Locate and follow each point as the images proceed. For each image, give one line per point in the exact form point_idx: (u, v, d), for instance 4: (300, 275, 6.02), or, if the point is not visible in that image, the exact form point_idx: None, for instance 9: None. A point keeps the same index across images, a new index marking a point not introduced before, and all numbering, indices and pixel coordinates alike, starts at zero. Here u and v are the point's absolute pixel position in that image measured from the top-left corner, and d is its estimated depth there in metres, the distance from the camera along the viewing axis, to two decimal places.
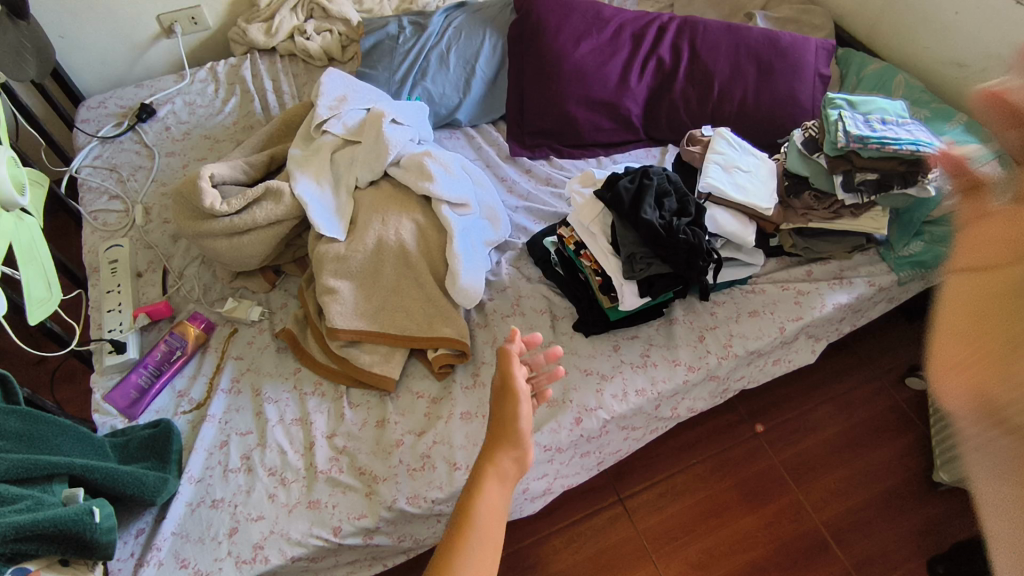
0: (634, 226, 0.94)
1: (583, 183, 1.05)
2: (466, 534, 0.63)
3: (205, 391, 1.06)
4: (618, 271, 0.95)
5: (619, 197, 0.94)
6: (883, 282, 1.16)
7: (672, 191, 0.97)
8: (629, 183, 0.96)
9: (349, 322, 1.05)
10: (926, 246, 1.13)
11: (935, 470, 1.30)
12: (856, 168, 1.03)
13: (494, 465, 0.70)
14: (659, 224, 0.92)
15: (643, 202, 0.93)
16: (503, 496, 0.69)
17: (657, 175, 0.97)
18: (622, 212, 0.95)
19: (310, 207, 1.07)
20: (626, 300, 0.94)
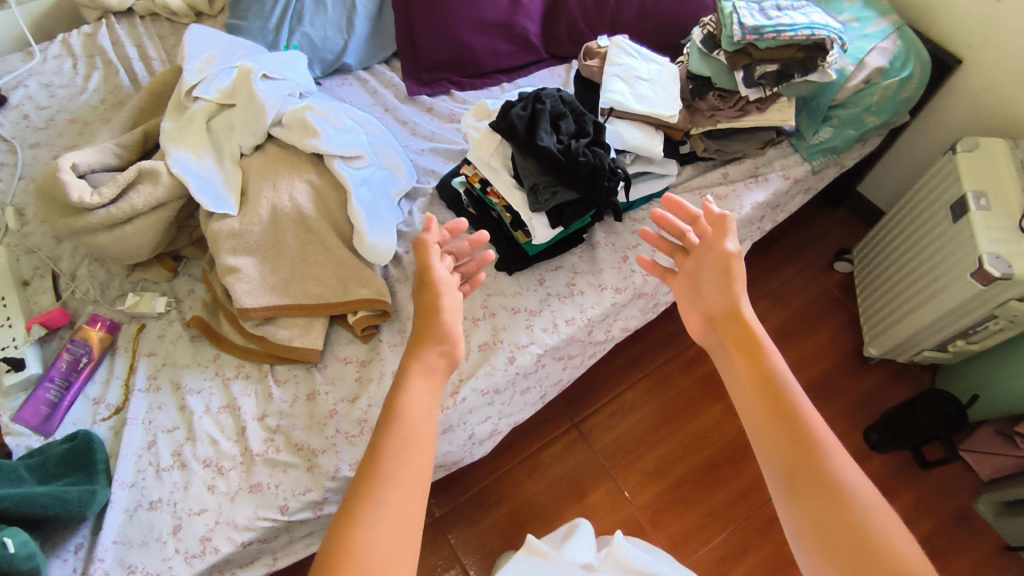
0: (533, 153, 0.89)
1: (478, 116, 0.99)
2: (391, 430, 0.64)
3: (122, 393, 1.01)
4: (523, 203, 0.92)
5: (513, 125, 0.89)
6: (797, 174, 1.16)
7: (568, 113, 0.92)
8: (522, 110, 0.91)
9: (259, 299, 1.00)
10: (835, 130, 1.13)
11: (865, 346, 1.36)
12: (756, 62, 1.00)
13: (420, 359, 0.72)
14: (558, 149, 0.87)
15: (539, 127, 0.88)
16: (430, 388, 0.70)
17: (550, 97, 0.92)
18: (518, 140, 0.90)
19: (192, 184, 0.99)
20: (538, 232, 0.91)
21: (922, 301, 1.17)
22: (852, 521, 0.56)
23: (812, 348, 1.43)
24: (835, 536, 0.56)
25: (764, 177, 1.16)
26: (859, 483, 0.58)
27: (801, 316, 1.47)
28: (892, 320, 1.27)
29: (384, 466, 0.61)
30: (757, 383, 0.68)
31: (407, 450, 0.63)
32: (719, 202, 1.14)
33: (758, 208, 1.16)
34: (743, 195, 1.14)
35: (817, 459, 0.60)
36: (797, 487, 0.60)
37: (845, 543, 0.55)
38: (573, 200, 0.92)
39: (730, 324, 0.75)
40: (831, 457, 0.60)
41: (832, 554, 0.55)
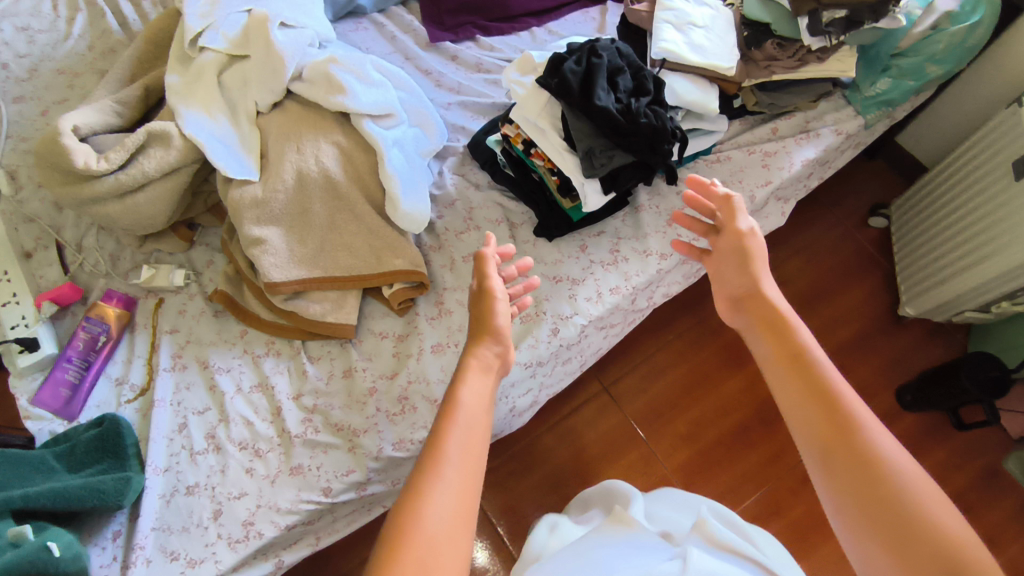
0: (589, 114, 0.81)
1: (521, 70, 0.90)
2: (452, 416, 0.62)
3: (146, 373, 0.96)
4: (575, 168, 0.85)
5: (567, 82, 0.80)
6: (850, 129, 1.10)
7: (625, 67, 0.83)
8: (574, 64, 0.82)
9: (287, 273, 0.94)
10: (894, 81, 1.05)
11: (901, 305, 1.35)
12: (823, 8, 0.90)
13: (476, 357, 0.72)
14: (616, 110, 0.80)
15: (597, 84, 0.80)
16: (486, 384, 0.69)
17: (606, 50, 0.83)
18: (569, 99, 0.81)
19: (207, 148, 0.91)
20: (591, 201, 0.86)
21: (964, 269, 1.16)
22: (892, 494, 0.52)
23: (845, 307, 1.41)
24: (874, 510, 0.52)
25: (816, 132, 1.09)
26: (897, 455, 0.54)
27: (833, 274, 1.44)
28: (929, 284, 1.26)
29: (445, 445, 0.59)
30: (788, 360, 0.65)
31: (464, 436, 0.61)
32: (768, 159, 1.08)
33: (808, 166, 1.10)
34: (793, 152, 1.08)
35: (853, 433, 0.56)
36: (831, 462, 0.56)
37: (877, 506, 0.52)
38: (628, 166, 0.86)
39: (763, 307, 0.73)
40: (867, 428, 0.56)
41: (875, 530, 0.51)
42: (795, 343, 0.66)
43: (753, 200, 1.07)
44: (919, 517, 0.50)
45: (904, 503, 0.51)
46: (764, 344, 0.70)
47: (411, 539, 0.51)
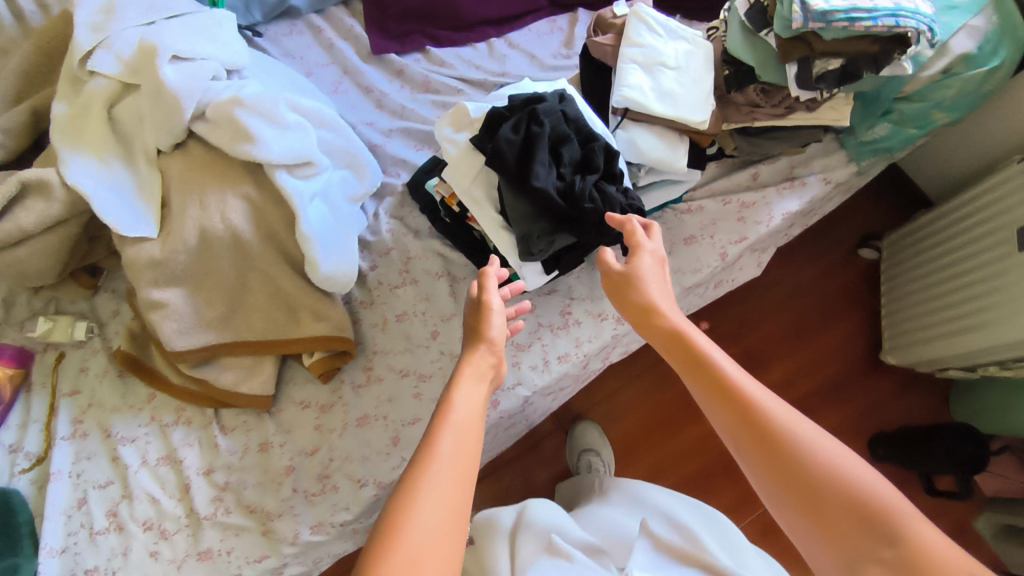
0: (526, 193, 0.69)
1: (455, 124, 0.76)
2: (441, 427, 0.55)
3: (44, 440, 0.88)
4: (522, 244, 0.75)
5: (502, 154, 0.68)
6: (840, 178, 0.97)
7: (571, 135, 0.71)
8: (510, 129, 0.70)
9: (193, 339, 0.84)
10: (894, 128, 0.91)
11: (884, 352, 1.25)
12: (816, 55, 0.76)
13: (470, 363, 0.63)
14: (556, 191, 0.68)
15: (535, 160, 0.68)
16: (482, 393, 0.61)
17: (549, 115, 0.70)
18: (503, 174, 0.69)
19: (95, 201, 0.78)
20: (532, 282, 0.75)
21: (949, 329, 1.06)
22: (822, 489, 0.50)
23: (825, 346, 1.32)
24: (811, 505, 0.50)
25: (801, 180, 0.97)
26: (815, 437, 0.53)
27: (816, 309, 1.34)
28: (915, 337, 1.16)
29: (431, 460, 0.51)
30: (689, 366, 0.61)
31: (455, 449, 0.53)
32: (744, 211, 0.96)
33: (789, 217, 0.98)
34: (773, 203, 0.95)
35: (777, 440, 0.53)
36: (755, 461, 0.54)
37: (824, 511, 0.50)
38: (570, 248, 0.74)
39: (663, 327, 0.64)
40: (781, 419, 0.54)
41: (816, 527, 0.50)
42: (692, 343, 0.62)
43: (724, 257, 0.95)
44: (856, 503, 0.49)
45: (836, 490, 0.50)
46: (659, 345, 0.65)
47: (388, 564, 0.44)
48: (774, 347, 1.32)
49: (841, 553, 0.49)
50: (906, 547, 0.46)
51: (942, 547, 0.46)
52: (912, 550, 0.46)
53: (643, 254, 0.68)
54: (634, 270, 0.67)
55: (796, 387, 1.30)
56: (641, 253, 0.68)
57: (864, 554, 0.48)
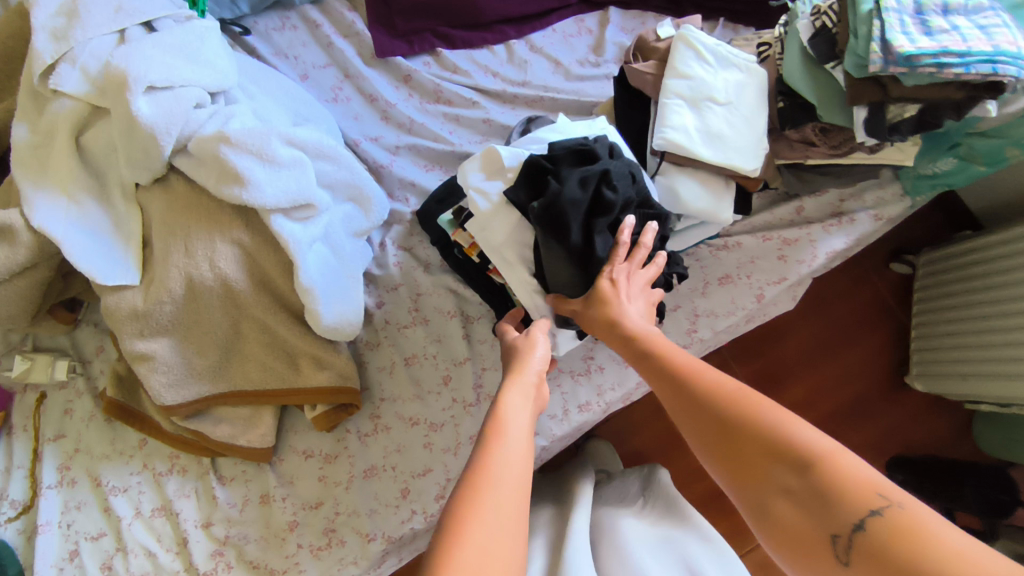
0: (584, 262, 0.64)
1: (487, 166, 0.68)
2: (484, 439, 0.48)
3: (28, 487, 0.83)
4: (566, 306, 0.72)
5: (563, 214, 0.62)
6: (890, 215, 0.89)
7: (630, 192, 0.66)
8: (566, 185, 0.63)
9: (185, 392, 0.77)
10: (960, 164, 0.82)
11: (911, 375, 1.21)
12: (890, 100, 0.67)
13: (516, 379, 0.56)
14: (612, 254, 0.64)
15: (599, 225, 0.63)
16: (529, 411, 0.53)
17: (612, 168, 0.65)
18: (560, 237, 0.63)
19: (68, 247, 0.69)
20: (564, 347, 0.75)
21: (982, 359, 1.03)
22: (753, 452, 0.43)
23: (848, 364, 1.26)
24: (720, 448, 0.46)
25: (851, 216, 0.88)
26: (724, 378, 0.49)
27: (842, 325, 1.27)
28: (948, 366, 1.11)
29: (484, 470, 0.44)
30: (622, 341, 0.59)
31: (511, 460, 0.46)
32: (786, 249, 0.87)
33: (833, 255, 0.89)
34: (819, 241, 0.87)
35: (711, 409, 0.47)
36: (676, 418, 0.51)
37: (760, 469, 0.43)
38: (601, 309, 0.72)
39: (602, 309, 0.61)
40: (693, 369, 0.51)
41: (728, 473, 0.45)
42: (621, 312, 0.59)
43: (761, 298, 0.88)
44: (759, 428, 0.43)
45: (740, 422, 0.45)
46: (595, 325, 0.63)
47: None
48: (796, 364, 1.27)
49: (750, 491, 0.44)
50: (813, 468, 0.40)
51: (856, 465, 0.40)
52: (818, 469, 0.40)
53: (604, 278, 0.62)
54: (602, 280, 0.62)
55: (815, 407, 1.25)
56: (606, 280, 0.62)
57: (771, 486, 0.42)
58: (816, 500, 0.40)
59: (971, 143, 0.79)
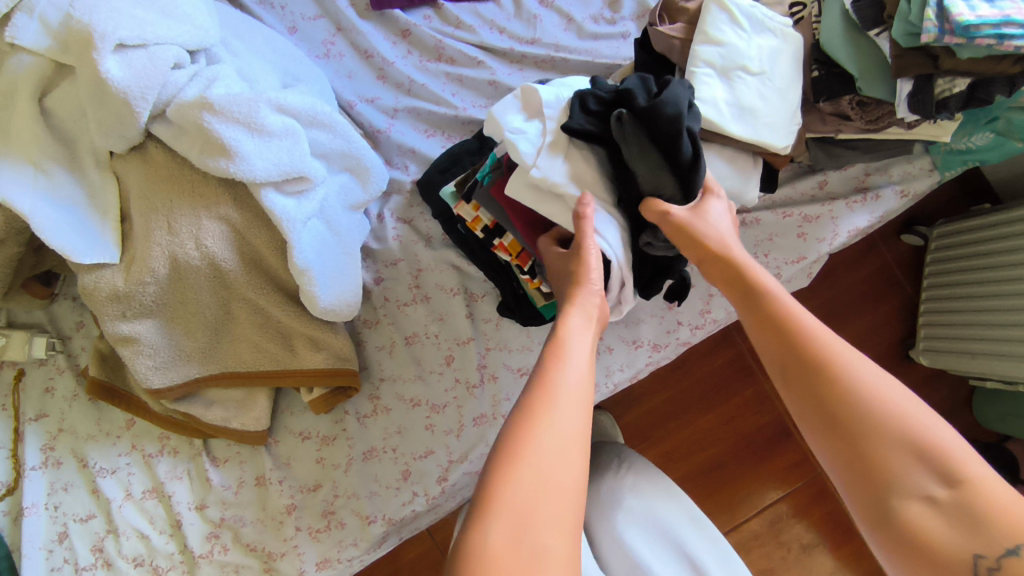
0: (687, 173, 0.60)
1: (525, 108, 0.63)
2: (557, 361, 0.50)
3: (11, 469, 0.78)
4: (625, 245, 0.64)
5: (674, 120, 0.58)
6: (917, 191, 0.85)
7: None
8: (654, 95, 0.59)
9: (173, 374, 0.73)
10: (997, 139, 0.76)
11: (915, 350, 1.19)
12: (940, 74, 0.62)
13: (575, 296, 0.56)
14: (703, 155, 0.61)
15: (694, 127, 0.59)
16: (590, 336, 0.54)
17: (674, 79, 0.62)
18: (667, 146, 0.58)
19: (37, 222, 0.63)
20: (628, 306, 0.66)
21: (983, 337, 1.02)
22: (904, 456, 0.43)
23: (854, 336, 1.24)
24: (845, 435, 0.45)
25: (876, 192, 0.83)
26: (860, 358, 0.47)
27: (850, 297, 1.24)
28: (954, 344, 1.09)
29: (546, 387, 0.47)
30: (742, 293, 0.57)
31: (573, 382, 0.48)
32: (807, 227, 0.83)
33: (855, 233, 0.85)
34: (841, 219, 0.83)
35: (860, 395, 0.46)
36: (792, 390, 0.50)
37: (908, 474, 0.42)
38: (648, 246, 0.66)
39: (708, 249, 0.58)
40: (825, 339, 0.49)
41: (849, 462, 0.45)
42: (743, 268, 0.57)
43: (778, 278, 0.85)
44: (909, 432, 0.43)
45: (880, 415, 0.44)
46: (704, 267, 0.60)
47: (514, 475, 0.41)
48: None
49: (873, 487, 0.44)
50: (958, 483, 0.41)
51: (1000, 491, 0.41)
52: (965, 489, 0.41)
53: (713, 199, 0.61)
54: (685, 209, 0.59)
55: None
56: (709, 195, 0.61)
57: (906, 487, 0.42)
58: (959, 514, 0.40)
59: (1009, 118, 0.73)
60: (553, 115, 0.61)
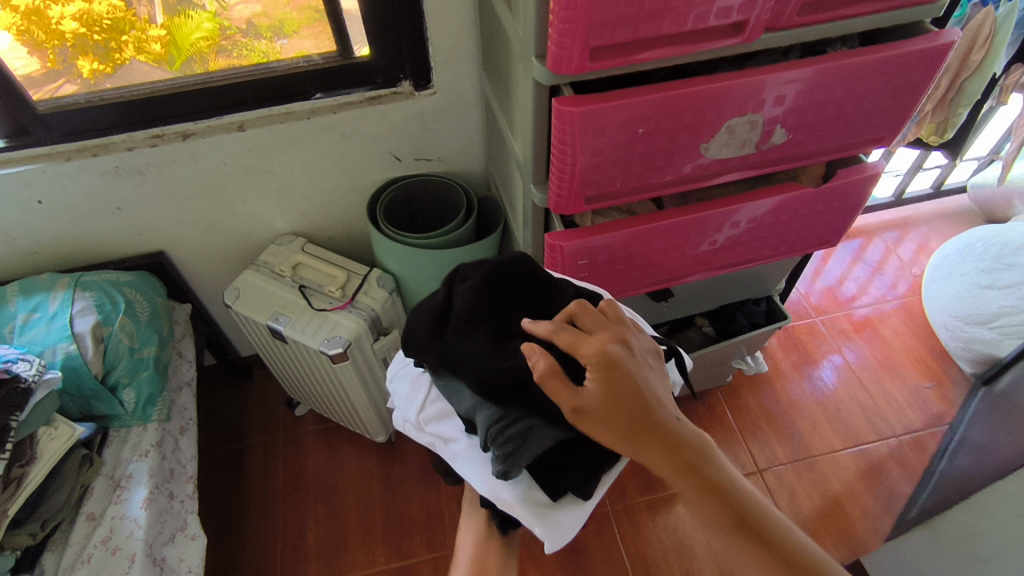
0: (467, 368, 0.72)
1: (433, 419, 0.81)
2: None
3: None
4: (542, 504, 0.74)
5: (438, 325, 0.77)
6: (151, 441, 1.07)
7: (491, 270, 0.78)
8: (436, 302, 0.80)
9: None
10: (134, 385, 1.06)
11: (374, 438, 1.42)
12: None
13: None
14: (467, 352, 0.72)
15: (456, 333, 0.75)
16: None
17: (473, 276, 0.78)
18: (448, 364, 0.75)
19: None
20: (540, 499, 0.74)
21: (347, 405, 1.31)
22: (788, 555, 0.62)
23: (353, 475, 1.44)
24: (762, 541, 0.63)
25: (128, 475, 1.02)
26: (753, 496, 0.65)
27: (321, 468, 1.45)
28: (357, 418, 1.36)
29: None
30: (658, 440, 0.63)
31: None
32: (109, 544, 0.95)
33: (154, 501, 1.02)
34: (124, 513, 0.98)
35: (750, 517, 0.64)
36: (713, 512, 0.64)
37: (783, 565, 0.62)
38: (586, 444, 0.73)
39: (616, 401, 0.63)
40: (725, 481, 0.64)
41: (764, 557, 0.62)
42: (698, 456, 0.64)
43: None
44: (778, 531, 0.64)
45: (795, 556, 0.63)
46: (645, 458, 0.64)
47: None
48: (333, 521, 1.38)
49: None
50: (809, 564, 0.62)
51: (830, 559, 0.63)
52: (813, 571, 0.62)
53: (597, 348, 0.65)
54: (595, 397, 0.62)
55: (374, 522, 1.38)
56: (598, 351, 0.64)
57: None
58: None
59: (115, 375, 1.04)
60: (442, 410, 0.81)
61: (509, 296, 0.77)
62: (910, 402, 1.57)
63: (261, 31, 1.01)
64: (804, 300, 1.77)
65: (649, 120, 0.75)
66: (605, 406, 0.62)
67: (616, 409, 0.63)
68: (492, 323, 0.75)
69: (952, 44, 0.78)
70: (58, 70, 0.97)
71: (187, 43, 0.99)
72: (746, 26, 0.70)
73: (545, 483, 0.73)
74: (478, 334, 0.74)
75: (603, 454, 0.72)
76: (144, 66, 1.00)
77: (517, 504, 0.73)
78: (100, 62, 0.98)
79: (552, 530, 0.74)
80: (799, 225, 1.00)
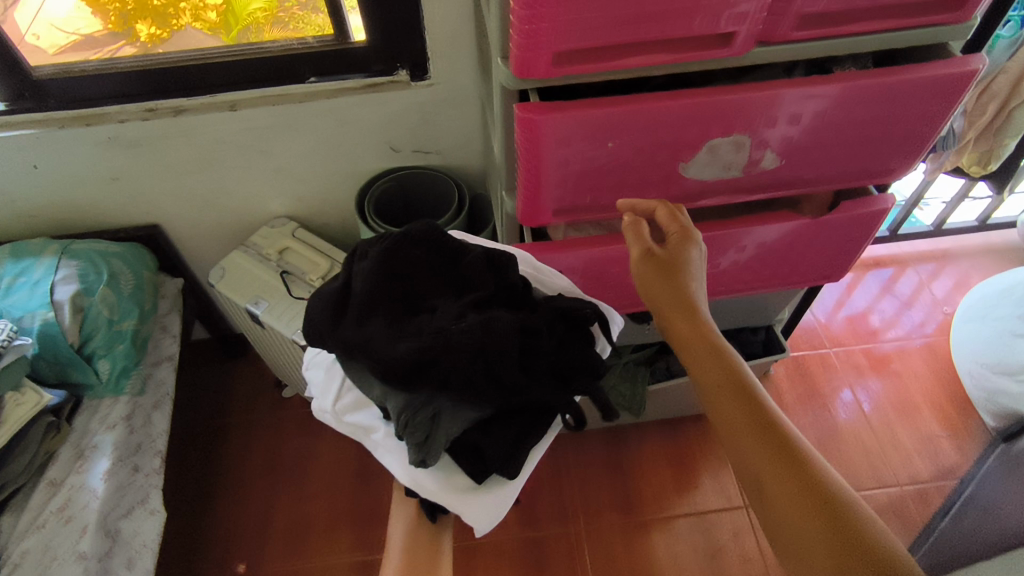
0: (367, 353, 0.68)
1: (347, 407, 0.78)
2: None
3: None
4: (462, 485, 0.73)
5: (337, 313, 0.72)
6: (119, 414, 1.08)
7: (389, 244, 0.73)
8: (336, 287, 0.75)
9: None
10: (110, 356, 1.07)
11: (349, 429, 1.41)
12: None
13: None
14: (363, 339, 0.69)
15: (354, 320, 0.70)
16: None
17: (371, 253, 0.73)
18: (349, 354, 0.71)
19: None
20: (459, 481, 0.73)
21: None
22: (842, 517, 0.54)
23: (329, 462, 1.44)
24: (812, 490, 0.55)
25: (93, 446, 1.04)
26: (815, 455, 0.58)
27: (299, 452, 1.45)
28: None
29: None
30: (713, 353, 0.64)
31: None
32: (64, 513, 0.97)
33: (115, 475, 1.03)
34: (83, 483, 1.00)
35: (805, 466, 0.57)
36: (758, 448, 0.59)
37: (829, 520, 0.54)
38: (505, 419, 0.72)
39: (679, 288, 0.66)
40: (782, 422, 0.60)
41: (812, 507, 0.55)
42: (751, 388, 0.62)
43: (85, 555, 0.94)
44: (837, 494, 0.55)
45: (850, 520, 0.53)
46: (702, 374, 0.64)
47: None
48: (303, 507, 1.38)
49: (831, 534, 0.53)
50: (867, 539, 0.52)
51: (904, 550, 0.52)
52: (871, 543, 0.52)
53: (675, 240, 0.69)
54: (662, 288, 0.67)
55: (343, 512, 1.37)
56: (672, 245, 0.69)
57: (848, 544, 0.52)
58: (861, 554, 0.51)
59: (92, 345, 1.05)
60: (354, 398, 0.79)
61: (408, 271, 0.73)
62: (921, 449, 1.47)
63: (315, 4, 1.00)
64: (819, 328, 1.67)
65: (625, 134, 0.70)
66: (671, 299, 0.66)
67: (682, 311, 0.66)
68: (393, 303, 0.71)
69: (977, 72, 0.69)
70: (119, 31, 1.00)
71: (243, 13, 1.01)
72: (737, 37, 0.64)
73: (465, 463, 0.72)
74: (378, 317, 0.70)
75: (521, 431, 0.72)
76: (197, 33, 1.02)
77: (437, 487, 0.72)
78: (158, 27, 1.01)
79: (477, 512, 0.72)
80: (795, 256, 0.92)
